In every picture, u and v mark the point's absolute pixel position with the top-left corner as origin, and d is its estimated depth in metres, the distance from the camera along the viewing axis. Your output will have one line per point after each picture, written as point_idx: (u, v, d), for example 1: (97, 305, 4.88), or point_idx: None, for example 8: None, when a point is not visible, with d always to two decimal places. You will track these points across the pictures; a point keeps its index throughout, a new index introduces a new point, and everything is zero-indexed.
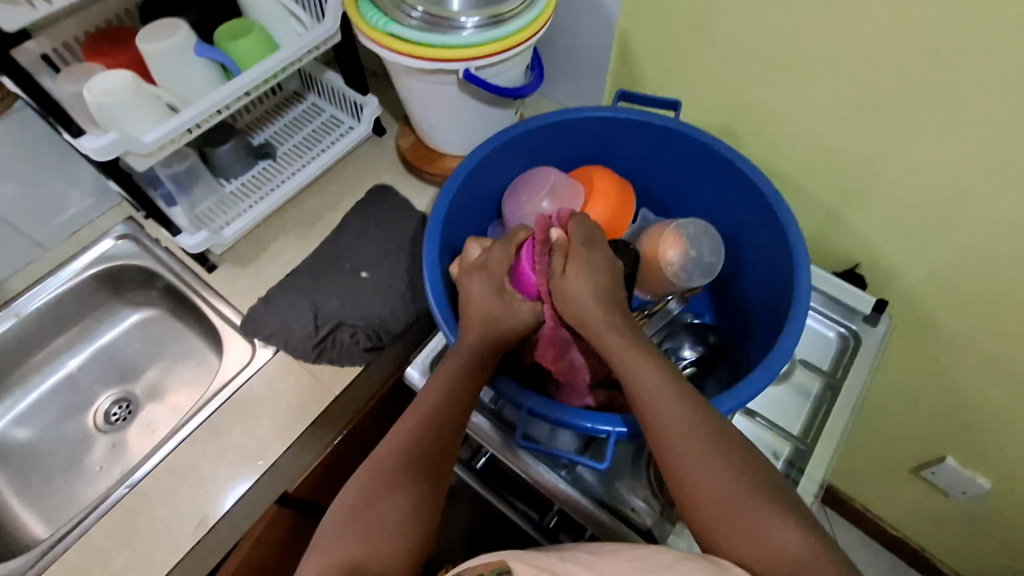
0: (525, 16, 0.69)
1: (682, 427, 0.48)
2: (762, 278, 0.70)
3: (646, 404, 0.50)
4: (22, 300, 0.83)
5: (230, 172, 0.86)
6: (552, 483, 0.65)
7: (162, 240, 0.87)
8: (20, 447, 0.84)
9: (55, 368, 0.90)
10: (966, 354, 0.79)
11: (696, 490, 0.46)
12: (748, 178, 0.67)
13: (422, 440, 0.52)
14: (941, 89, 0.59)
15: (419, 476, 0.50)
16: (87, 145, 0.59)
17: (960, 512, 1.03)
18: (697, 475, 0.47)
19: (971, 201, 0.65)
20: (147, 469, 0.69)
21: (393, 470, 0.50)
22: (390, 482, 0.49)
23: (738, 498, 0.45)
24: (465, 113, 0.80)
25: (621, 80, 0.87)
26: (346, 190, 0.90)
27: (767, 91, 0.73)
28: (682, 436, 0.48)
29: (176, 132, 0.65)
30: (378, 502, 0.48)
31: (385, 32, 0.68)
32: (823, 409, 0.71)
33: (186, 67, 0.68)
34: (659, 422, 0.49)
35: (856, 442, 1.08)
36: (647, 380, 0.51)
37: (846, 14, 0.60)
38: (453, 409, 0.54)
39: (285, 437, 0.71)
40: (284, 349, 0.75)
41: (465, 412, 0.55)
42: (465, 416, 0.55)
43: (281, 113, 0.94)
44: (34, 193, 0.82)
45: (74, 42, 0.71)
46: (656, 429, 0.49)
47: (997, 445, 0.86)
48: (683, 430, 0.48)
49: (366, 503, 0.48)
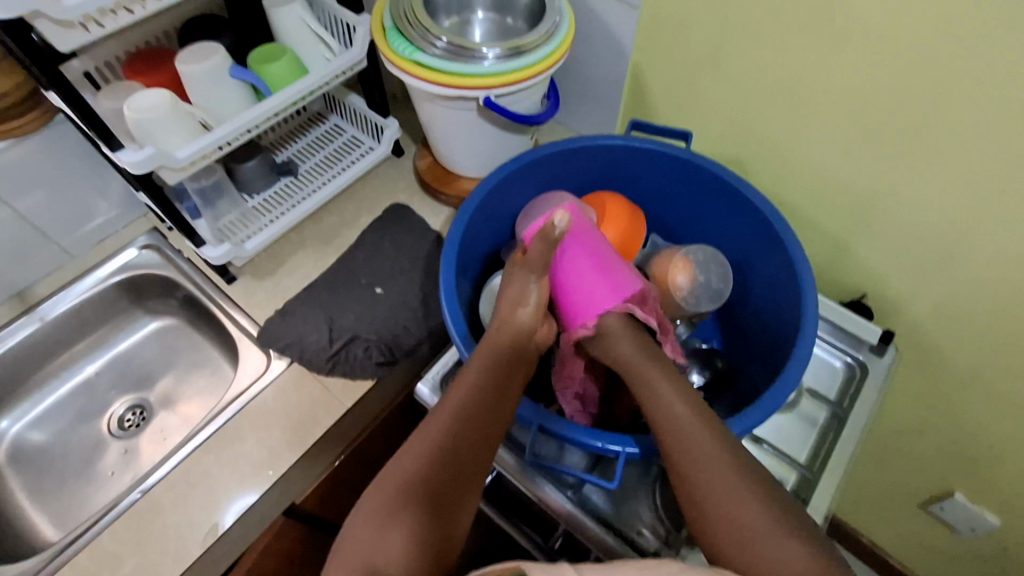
0: (544, 48, 0.72)
1: (672, 394, 0.54)
2: (770, 309, 0.71)
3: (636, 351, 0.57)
4: (46, 305, 0.85)
5: (253, 188, 0.89)
6: (558, 503, 0.66)
7: (185, 251, 0.90)
8: (35, 450, 0.86)
9: (73, 374, 0.92)
10: (971, 388, 0.79)
11: (673, 436, 0.51)
12: (757, 208, 0.69)
13: (451, 439, 0.53)
14: (942, 127, 0.62)
15: (442, 474, 0.51)
16: (125, 159, 0.62)
17: (970, 549, 1.01)
18: (677, 421, 0.52)
19: (971, 235, 0.67)
20: (159, 475, 0.70)
21: (417, 472, 0.51)
22: (411, 487, 0.50)
23: (719, 470, 0.49)
24: (482, 138, 0.83)
25: (634, 111, 0.91)
26: (363, 208, 0.92)
27: (774, 125, 0.75)
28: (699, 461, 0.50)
29: (207, 149, 0.67)
30: (401, 511, 0.48)
31: (411, 60, 0.71)
32: (829, 439, 0.71)
33: (220, 88, 0.72)
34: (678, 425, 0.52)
35: (863, 474, 1.07)
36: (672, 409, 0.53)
37: (848, 55, 0.64)
38: (485, 403, 0.55)
39: (295, 449, 0.72)
40: (298, 360, 0.77)
41: (496, 408, 0.56)
42: (495, 412, 0.56)
43: (304, 133, 0.97)
44: (64, 203, 0.85)
45: (116, 61, 0.77)
46: (648, 387, 0.55)
47: (1008, 482, 0.85)
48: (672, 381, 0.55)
49: (385, 506, 0.48)
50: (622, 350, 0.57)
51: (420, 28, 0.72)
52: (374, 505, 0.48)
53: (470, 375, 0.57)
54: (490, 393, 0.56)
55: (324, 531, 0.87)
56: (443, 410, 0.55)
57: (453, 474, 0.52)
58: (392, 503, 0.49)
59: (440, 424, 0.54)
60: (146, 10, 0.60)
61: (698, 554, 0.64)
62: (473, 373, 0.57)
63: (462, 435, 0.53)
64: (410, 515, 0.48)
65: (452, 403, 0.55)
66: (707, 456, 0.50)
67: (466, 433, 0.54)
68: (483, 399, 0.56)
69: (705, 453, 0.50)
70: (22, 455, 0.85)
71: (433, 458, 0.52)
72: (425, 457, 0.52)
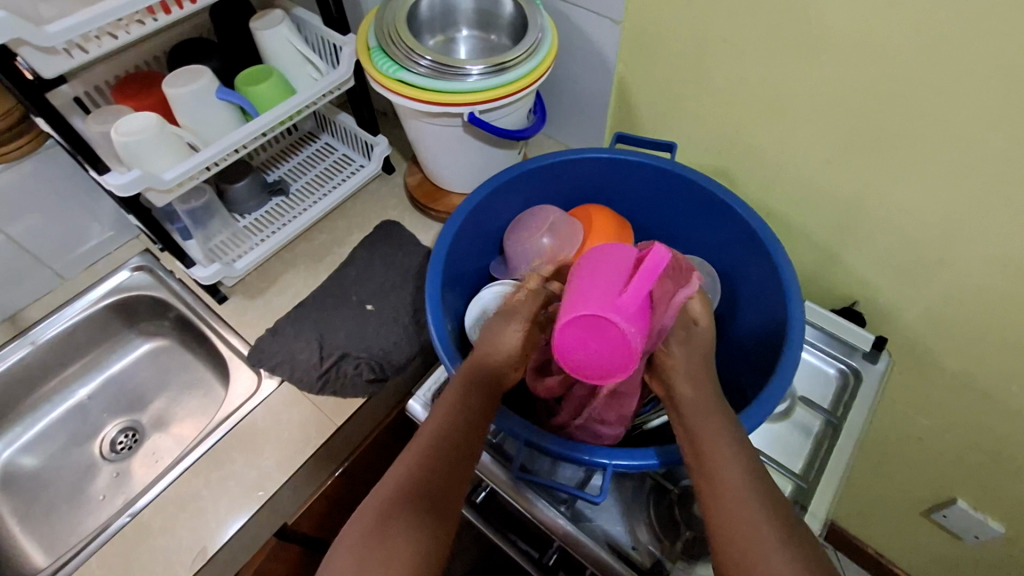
0: (528, 64, 0.73)
1: (730, 451, 0.48)
2: (759, 318, 0.70)
3: (699, 398, 0.53)
4: (38, 328, 0.86)
5: (245, 208, 0.90)
6: (552, 520, 0.65)
7: (176, 271, 0.90)
8: (26, 474, 0.85)
9: (65, 397, 0.91)
10: (967, 393, 0.79)
11: (720, 477, 0.47)
12: (744, 219, 0.69)
13: (435, 459, 0.51)
14: (924, 135, 0.62)
15: (428, 495, 0.49)
16: (112, 182, 0.63)
17: (975, 557, 0.99)
18: (729, 480, 0.46)
19: (957, 240, 0.67)
20: (148, 498, 0.70)
21: (405, 491, 0.48)
22: (399, 504, 0.47)
23: (749, 503, 0.45)
24: (470, 154, 0.84)
25: (621, 123, 0.91)
26: (355, 225, 0.93)
27: (758, 134, 0.76)
28: (731, 487, 0.46)
29: (194, 170, 0.68)
30: (385, 533, 0.45)
31: (395, 79, 0.72)
32: (824, 447, 0.70)
33: (208, 110, 0.73)
34: (719, 456, 0.48)
35: (864, 483, 1.06)
36: (716, 436, 0.49)
37: (825, 65, 0.64)
38: (465, 420, 0.54)
39: (286, 468, 0.72)
40: (289, 379, 0.77)
41: (477, 426, 0.54)
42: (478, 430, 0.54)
43: (295, 152, 0.98)
44: (56, 226, 0.86)
45: (105, 86, 0.79)
46: (709, 450, 0.49)
47: (1009, 488, 0.84)
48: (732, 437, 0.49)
49: (376, 527, 0.46)
50: (686, 389, 0.54)
51: (405, 47, 0.72)
52: (362, 525, 0.46)
53: (451, 399, 0.55)
54: (471, 413, 0.54)
55: (318, 551, 0.86)
56: (423, 435, 0.53)
57: (437, 491, 0.49)
58: (375, 528, 0.46)
59: (429, 436, 0.52)
60: (132, 36, 0.61)
61: (693, 572, 0.63)
62: (453, 398, 0.55)
63: (445, 451, 0.52)
64: (398, 534, 0.46)
65: (435, 419, 0.54)
66: (756, 527, 0.44)
67: (445, 458, 0.51)
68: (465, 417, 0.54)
69: (756, 522, 0.44)
70: (14, 480, 0.85)
71: (413, 483, 0.49)
72: (411, 475, 0.50)
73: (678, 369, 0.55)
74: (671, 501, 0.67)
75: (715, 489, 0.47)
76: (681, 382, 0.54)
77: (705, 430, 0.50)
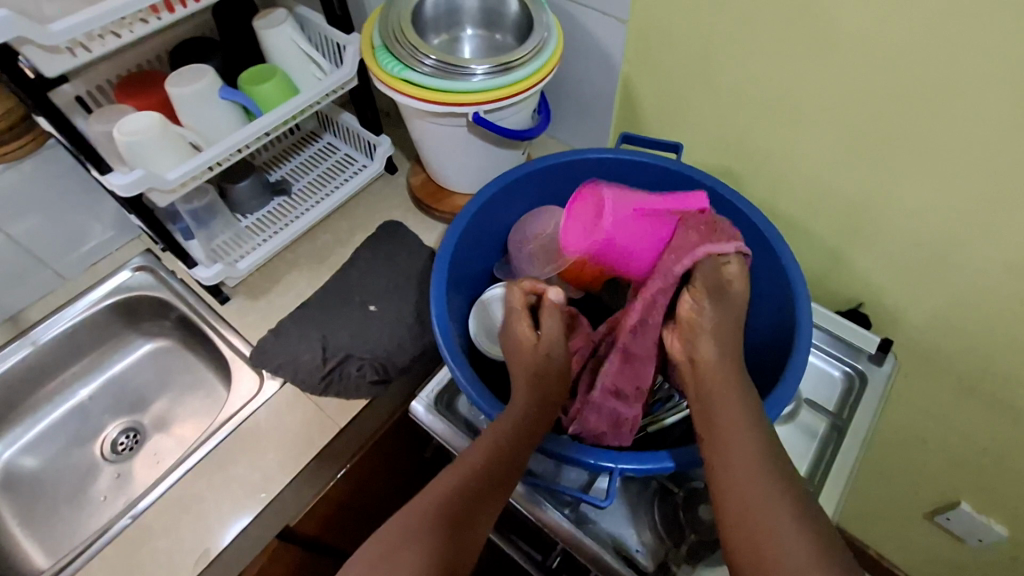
0: (534, 63, 0.72)
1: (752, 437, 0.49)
2: (765, 319, 0.70)
3: (724, 402, 0.52)
4: (39, 329, 0.85)
5: (247, 208, 0.89)
6: (556, 522, 0.64)
7: (178, 272, 0.90)
8: (27, 475, 0.85)
9: (66, 397, 0.91)
10: (971, 396, 0.78)
11: (729, 437, 0.50)
12: (750, 221, 0.69)
13: (477, 483, 0.52)
14: (931, 138, 0.62)
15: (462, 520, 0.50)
16: (115, 182, 0.63)
17: (978, 559, 0.99)
18: (751, 486, 0.47)
19: (964, 243, 0.67)
20: (150, 499, 0.70)
21: (441, 509, 0.50)
22: (433, 521, 0.49)
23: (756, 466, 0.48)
24: (474, 154, 0.83)
25: (626, 123, 0.91)
26: (357, 226, 0.92)
27: (764, 135, 0.75)
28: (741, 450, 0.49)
29: (197, 170, 0.68)
30: (408, 548, 0.47)
31: (399, 78, 0.71)
32: (829, 450, 0.70)
33: (211, 110, 0.72)
34: (729, 417, 0.51)
35: (868, 485, 1.05)
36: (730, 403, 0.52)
37: (832, 67, 0.64)
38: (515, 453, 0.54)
39: (289, 470, 0.71)
40: (292, 380, 0.76)
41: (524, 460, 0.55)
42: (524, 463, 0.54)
43: (298, 151, 0.98)
44: (57, 226, 0.85)
45: (107, 84, 0.78)
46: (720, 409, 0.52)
47: (1014, 491, 0.83)
48: (755, 444, 0.49)
49: (408, 536, 0.48)
50: (709, 351, 0.57)
51: (409, 47, 0.72)
52: (396, 529, 0.49)
53: (506, 424, 0.55)
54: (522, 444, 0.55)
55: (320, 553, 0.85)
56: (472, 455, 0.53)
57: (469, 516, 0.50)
58: (403, 538, 0.48)
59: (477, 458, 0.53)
60: (136, 35, 0.60)
61: (697, 572, 0.63)
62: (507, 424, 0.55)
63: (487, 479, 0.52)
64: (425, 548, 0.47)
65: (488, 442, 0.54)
66: (768, 508, 0.45)
67: (488, 487, 0.52)
68: (515, 447, 0.54)
69: (777, 524, 0.44)
70: (15, 481, 0.84)
71: (453, 503, 0.50)
72: (452, 493, 0.51)
73: (704, 331, 0.59)
74: (677, 504, 0.67)
75: (737, 496, 0.47)
76: (703, 343, 0.58)
77: (722, 394, 0.53)
